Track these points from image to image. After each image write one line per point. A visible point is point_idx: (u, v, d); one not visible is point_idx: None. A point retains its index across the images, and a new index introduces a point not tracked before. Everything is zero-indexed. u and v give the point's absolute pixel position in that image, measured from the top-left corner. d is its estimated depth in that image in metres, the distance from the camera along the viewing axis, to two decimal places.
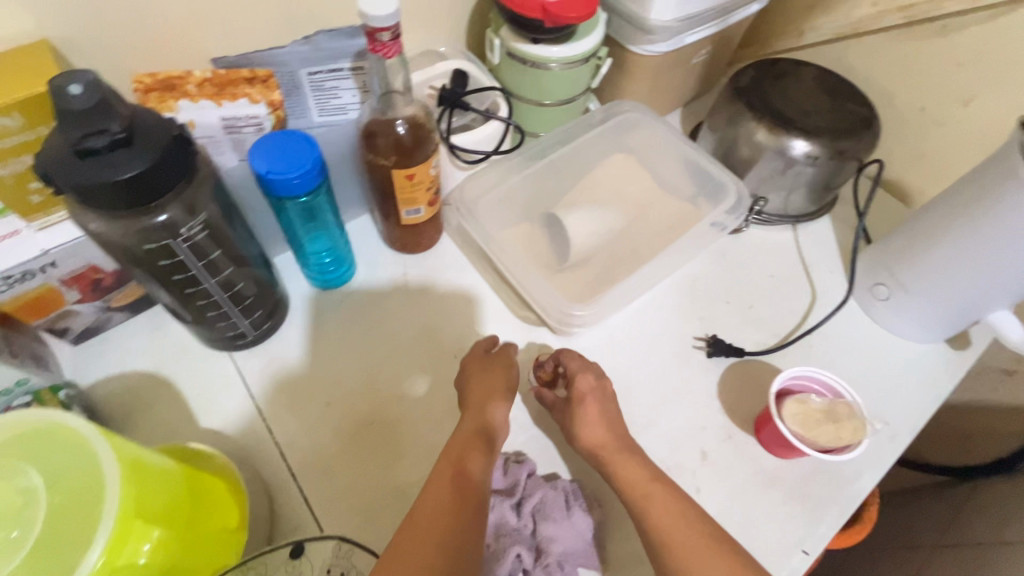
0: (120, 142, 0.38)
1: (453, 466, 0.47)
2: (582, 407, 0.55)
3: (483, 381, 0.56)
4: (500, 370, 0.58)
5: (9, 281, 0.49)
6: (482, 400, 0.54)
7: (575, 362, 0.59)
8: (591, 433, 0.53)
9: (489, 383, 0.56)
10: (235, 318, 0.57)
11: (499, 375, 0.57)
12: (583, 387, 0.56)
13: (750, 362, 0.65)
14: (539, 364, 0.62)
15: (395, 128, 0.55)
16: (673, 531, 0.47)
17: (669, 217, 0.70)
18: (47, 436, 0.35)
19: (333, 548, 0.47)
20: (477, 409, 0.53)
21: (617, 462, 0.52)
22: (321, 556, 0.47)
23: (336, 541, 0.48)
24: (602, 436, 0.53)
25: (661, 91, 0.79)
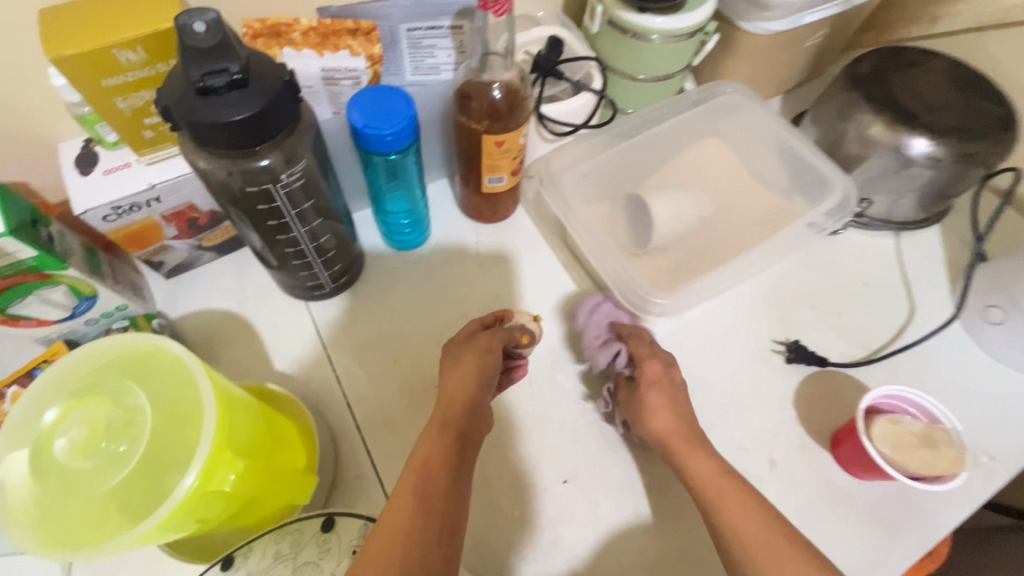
0: (236, 83, 0.38)
1: (418, 471, 0.43)
2: (650, 394, 0.54)
3: (461, 368, 0.50)
4: (482, 345, 0.52)
5: (119, 212, 0.51)
6: (461, 392, 0.49)
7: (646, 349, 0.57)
8: (658, 420, 0.52)
9: (467, 367, 0.50)
10: (316, 269, 0.58)
11: (481, 353, 0.52)
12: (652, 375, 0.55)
13: (834, 373, 0.61)
14: (518, 329, 0.57)
15: (491, 91, 0.54)
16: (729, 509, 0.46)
17: (761, 211, 0.66)
18: (151, 358, 0.37)
19: (360, 528, 0.46)
20: (451, 400, 0.48)
21: (688, 455, 0.50)
22: (349, 534, 0.46)
23: (364, 521, 0.47)
24: (670, 426, 0.52)
25: (765, 74, 0.73)
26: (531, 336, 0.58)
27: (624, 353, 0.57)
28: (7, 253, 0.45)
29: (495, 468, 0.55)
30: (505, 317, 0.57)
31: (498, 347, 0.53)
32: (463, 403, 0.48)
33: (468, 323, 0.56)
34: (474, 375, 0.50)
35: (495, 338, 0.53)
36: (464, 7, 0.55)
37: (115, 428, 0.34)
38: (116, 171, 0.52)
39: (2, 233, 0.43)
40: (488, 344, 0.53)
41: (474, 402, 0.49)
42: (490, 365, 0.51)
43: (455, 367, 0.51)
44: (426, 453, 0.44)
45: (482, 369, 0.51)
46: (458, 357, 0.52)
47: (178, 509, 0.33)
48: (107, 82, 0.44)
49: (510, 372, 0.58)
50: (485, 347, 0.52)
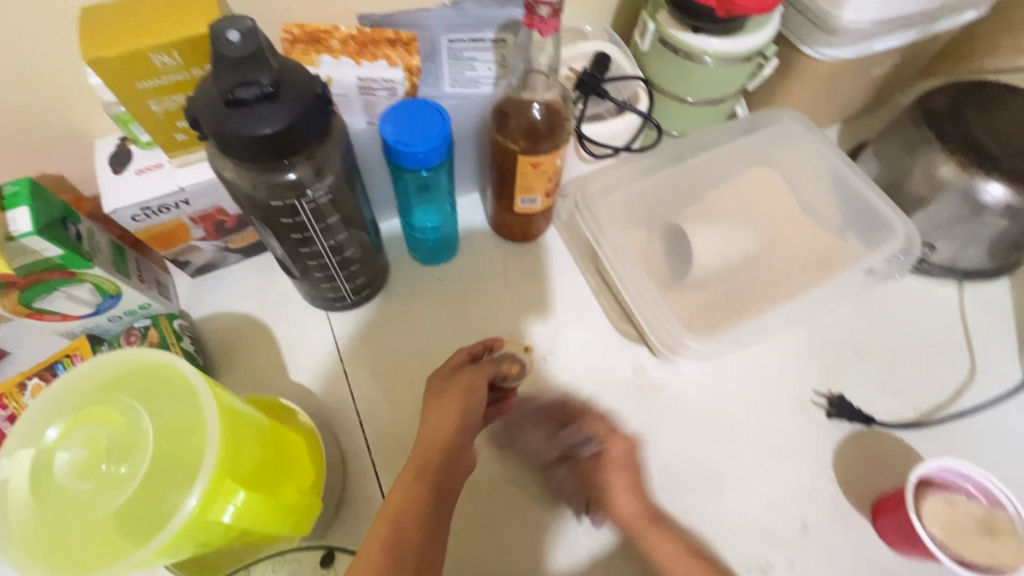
0: (267, 96, 0.37)
1: (389, 527, 0.40)
2: (615, 475, 0.52)
3: (441, 408, 0.48)
4: (465, 383, 0.50)
5: (147, 212, 0.51)
6: (438, 436, 0.46)
7: (605, 426, 0.55)
8: (623, 504, 0.51)
9: (448, 409, 0.48)
10: (339, 281, 0.57)
11: (466, 390, 0.49)
12: (618, 454, 0.53)
13: (880, 434, 0.56)
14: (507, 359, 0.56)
15: (530, 111, 0.51)
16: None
17: (809, 250, 0.61)
18: (161, 375, 0.36)
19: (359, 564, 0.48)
20: (429, 445, 0.46)
21: (648, 536, 0.50)
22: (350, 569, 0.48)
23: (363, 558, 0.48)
24: (635, 508, 0.51)
25: (825, 102, 0.68)
26: (521, 364, 0.59)
27: (583, 431, 0.55)
28: (34, 252, 0.45)
29: (507, 504, 0.53)
30: (495, 345, 0.56)
31: (483, 383, 0.51)
32: (441, 456, 0.46)
33: (454, 355, 0.54)
34: (455, 417, 0.47)
35: (479, 375, 0.51)
36: (509, 20, 0.53)
37: (116, 449, 0.33)
38: (148, 171, 0.51)
39: (30, 232, 0.43)
40: (473, 381, 0.50)
41: (451, 450, 0.46)
42: (473, 405, 0.49)
43: (437, 407, 0.48)
44: (399, 502, 0.42)
45: (463, 412, 0.48)
46: (440, 396, 0.49)
47: (180, 534, 0.32)
48: (143, 85, 0.44)
49: (499, 404, 0.56)
50: (469, 386, 0.50)
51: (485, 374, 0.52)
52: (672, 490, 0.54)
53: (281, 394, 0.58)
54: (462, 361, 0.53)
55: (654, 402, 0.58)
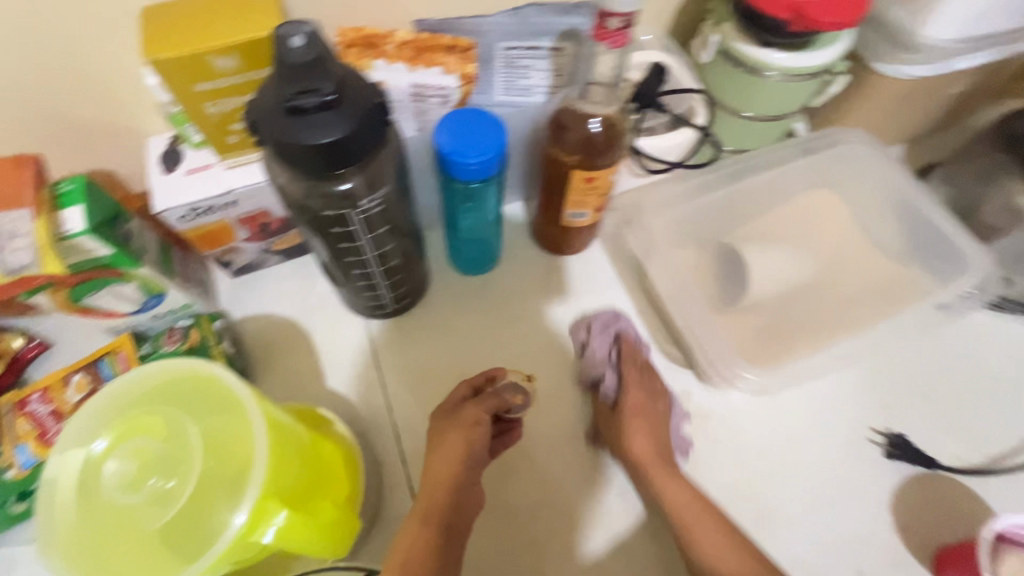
0: (328, 104, 0.36)
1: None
2: (631, 421, 0.52)
3: (446, 445, 0.49)
4: (468, 418, 0.51)
5: (196, 212, 0.51)
6: (444, 475, 0.48)
7: (634, 373, 0.55)
8: (636, 444, 0.51)
9: (451, 446, 0.49)
10: (381, 290, 0.56)
11: (468, 426, 0.50)
12: (635, 401, 0.53)
13: (943, 480, 0.53)
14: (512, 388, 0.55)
15: (588, 124, 0.49)
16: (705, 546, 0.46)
17: (871, 279, 0.58)
18: (211, 388, 0.35)
19: None
20: (435, 485, 0.47)
21: (656, 474, 0.50)
22: None
23: None
24: (646, 449, 0.51)
25: (893, 120, 0.64)
26: (525, 394, 0.55)
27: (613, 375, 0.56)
28: (85, 251, 0.44)
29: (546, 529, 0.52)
30: (497, 375, 0.55)
31: (486, 417, 0.51)
32: (445, 496, 0.47)
33: (456, 389, 0.55)
34: (459, 454, 0.49)
35: (481, 410, 0.52)
36: (568, 28, 0.51)
37: (165, 464, 0.33)
38: (198, 172, 0.51)
39: (83, 231, 0.43)
40: (476, 416, 0.51)
41: (458, 491, 0.47)
42: (476, 441, 0.50)
43: (441, 446, 0.50)
44: (405, 552, 0.43)
45: (467, 450, 0.49)
46: (444, 432, 0.51)
47: (227, 552, 0.31)
48: (200, 87, 0.43)
49: (504, 436, 0.55)
50: (472, 422, 0.50)
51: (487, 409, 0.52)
52: None
53: (318, 401, 0.58)
54: (465, 394, 0.54)
55: (699, 432, 0.55)
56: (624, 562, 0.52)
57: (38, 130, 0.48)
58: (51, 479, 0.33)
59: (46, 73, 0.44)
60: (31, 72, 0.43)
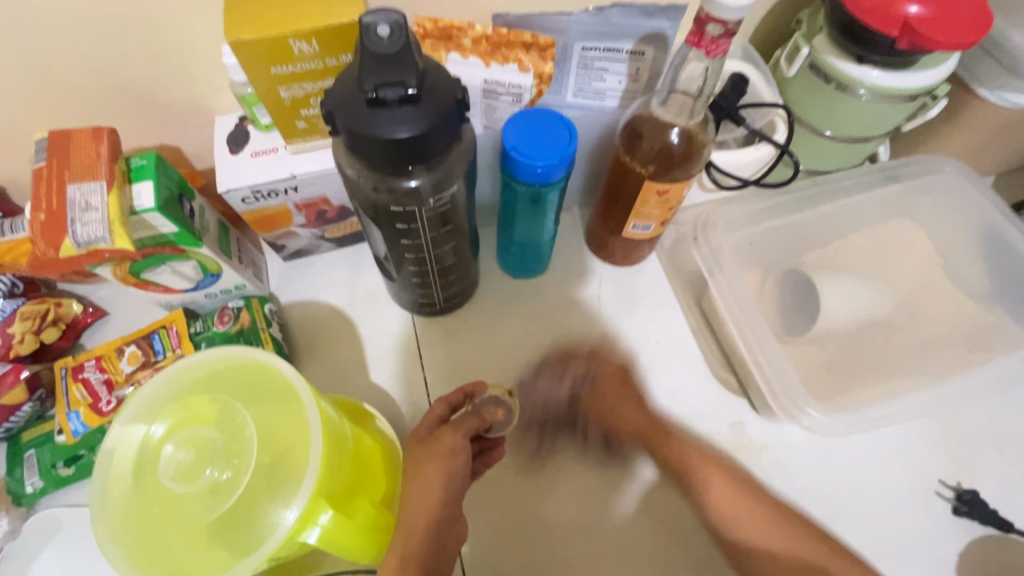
0: (409, 98, 0.34)
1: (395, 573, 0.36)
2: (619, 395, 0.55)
3: (420, 481, 0.41)
4: (446, 445, 0.43)
5: (258, 195, 0.50)
6: (417, 515, 0.39)
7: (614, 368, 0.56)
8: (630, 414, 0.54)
9: (427, 482, 0.41)
10: (434, 288, 0.55)
11: (446, 455, 0.42)
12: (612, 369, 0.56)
13: (1019, 544, 0.49)
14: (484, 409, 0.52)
15: (668, 134, 0.47)
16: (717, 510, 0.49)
17: (950, 319, 0.54)
18: (268, 380, 0.35)
19: None
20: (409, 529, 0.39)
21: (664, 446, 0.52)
22: None
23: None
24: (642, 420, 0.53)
25: (989, 151, 0.60)
26: (507, 410, 0.54)
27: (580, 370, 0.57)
28: (152, 227, 0.44)
29: (584, 552, 0.50)
30: (476, 390, 0.51)
31: (466, 442, 0.44)
32: (423, 534, 0.38)
33: (432, 409, 0.48)
34: (437, 490, 0.40)
35: (460, 434, 0.44)
36: (652, 32, 0.46)
37: (219, 455, 0.32)
38: (263, 154, 0.50)
39: (152, 208, 0.43)
40: (454, 443, 0.43)
41: (438, 524, 0.39)
42: (456, 471, 0.42)
43: (414, 480, 0.41)
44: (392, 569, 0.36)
45: (447, 484, 0.41)
46: (419, 464, 0.42)
47: (276, 550, 0.30)
48: (275, 70, 0.42)
49: (486, 455, 0.50)
50: (451, 449, 0.43)
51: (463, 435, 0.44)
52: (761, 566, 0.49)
53: (359, 394, 0.57)
54: (443, 415, 0.48)
55: (751, 465, 0.52)
56: None
57: (113, 101, 0.48)
58: (106, 461, 0.33)
59: (127, 45, 0.44)
60: (112, 43, 0.44)
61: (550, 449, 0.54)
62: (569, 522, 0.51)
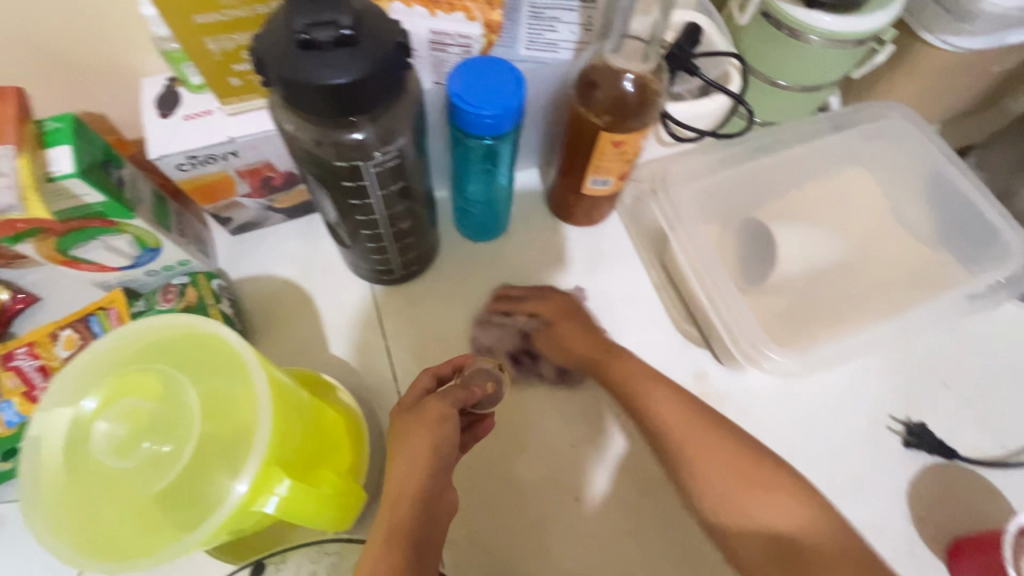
0: (344, 40, 0.32)
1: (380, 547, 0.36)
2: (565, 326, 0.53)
3: (406, 449, 0.40)
4: (432, 415, 0.41)
5: (193, 161, 0.47)
6: (408, 490, 0.38)
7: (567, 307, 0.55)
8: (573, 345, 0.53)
9: (416, 453, 0.39)
10: (390, 254, 0.53)
11: (435, 423, 0.41)
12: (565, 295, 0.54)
13: (963, 471, 0.51)
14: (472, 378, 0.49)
15: (622, 81, 0.47)
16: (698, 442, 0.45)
17: (901, 263, 0.56)
18: (211, 349, 0.33)
19: None
20: (396, 505, 0.38)
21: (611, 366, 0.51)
22: None
23: None
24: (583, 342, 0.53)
25: (935, 98, 0.61)
26: (496, 383, 0.50)
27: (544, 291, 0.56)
28: (74, 197, 0.41)
29: (556, 507, 0.51)
30: (465, 363, 0.49)
31: (455, 411, 0.42)
32: (410, 511, 0.38)
33: (417, 379, 0.46)
34: (424, 456, 0.39)
35: (449, 403, 0.42)
36: None
37: (160, 426, 0.30)
38: (196, 118, 0.47)
39: (72, 173, 0.39)
40: (442, 412, 0.41)
41: (426, 503, 0.39)
42: (444, 442, 0.40)
43: (402, 449, 0.40)
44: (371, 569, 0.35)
45: (435, 453, 0.40)
46: (405, 432, 0.41)
47: (226, 520, 0.29)
48: (200, 19, 0.39)
49: (474, 427, 0.49)
50: (439, 416, 0.41)
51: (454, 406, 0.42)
52: None
53: (319, 367, 0.55)
54: (428, 386, 0.45)
55: None
56: (634, 540, 0.50)
57: (23, 63, 0.44)
58: (37, 438, 0.30)
59: None
60: None
61: (518, 411, 0.54)
62: (540, 481, 0.51)
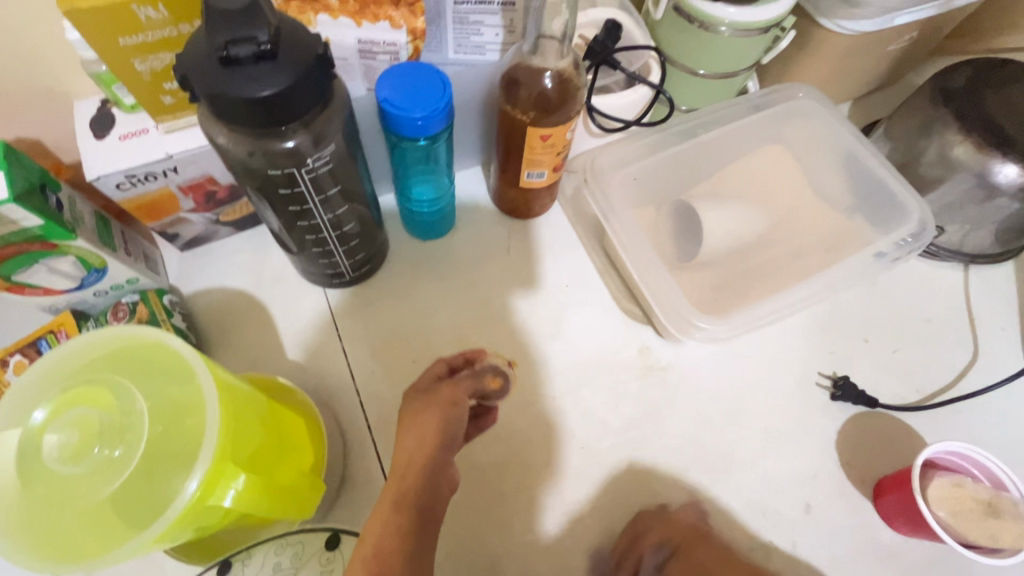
0: (265, 54, 0.34)
1: (392, 505, 0.42)
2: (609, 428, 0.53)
3: (418, 428, 0.46)
4: (444, 398, 0.48)
5: (134, 180, 0.48)
6: (416, 455, 0.45)
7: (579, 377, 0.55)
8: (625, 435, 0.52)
9: (427, 427, 0.46)
10: (338, 257, 0.55)
11: (446, 405, 0.48)
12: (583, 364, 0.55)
13: (883, 417, 0.56)
14: (485, 370, 0.54)
15: (542, 79, 0.49)
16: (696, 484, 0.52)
17: (820, 233, 0.60)
18: (156, 356, 0.34)
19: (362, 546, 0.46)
20: (406, 470, 0.44)
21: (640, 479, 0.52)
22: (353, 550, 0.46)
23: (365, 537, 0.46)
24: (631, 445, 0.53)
25: (839, 79, 0.66)
26: (505, 379, 0.55)
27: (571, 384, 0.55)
28: (11, 222, 0.42)
29: (516, 486, 0.53)
30: (477, 357, 0.54)
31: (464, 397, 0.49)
32: (417, 475, 0.44)
33: (434, 367, 0.52)
34: (432, 435, 0.46)
35: (459, 390, 0.49)
36: None
37: (108, 432, 0.31)
38: (133, 137, 0.48)
39: (6, 199, 0.40)
40: (453, 396, 0.49)
41: (431, 470, 0.44)
42: (453, 420, 0.47)
43: (416, 423, 0.47)
44: (381, 528, 0.40)
45: (444, 430, 0.46)
46: (418, 411, 0.47)
47: (181, 513, 0.31)
48: (126, 40, 0.40)
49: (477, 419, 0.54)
50: (450, 401, 0.48)
51: (464, 395, 0.49)
52: (677, 473, 0.54)
53: (277, 373, 0.56)
54: (442, 373, 0.51)
55: (658, 385, 0.57)
56: (591, 511, 0.52)
57: None
58: None
59: None
60: None
61: None
62: (500, 463, 0.54)
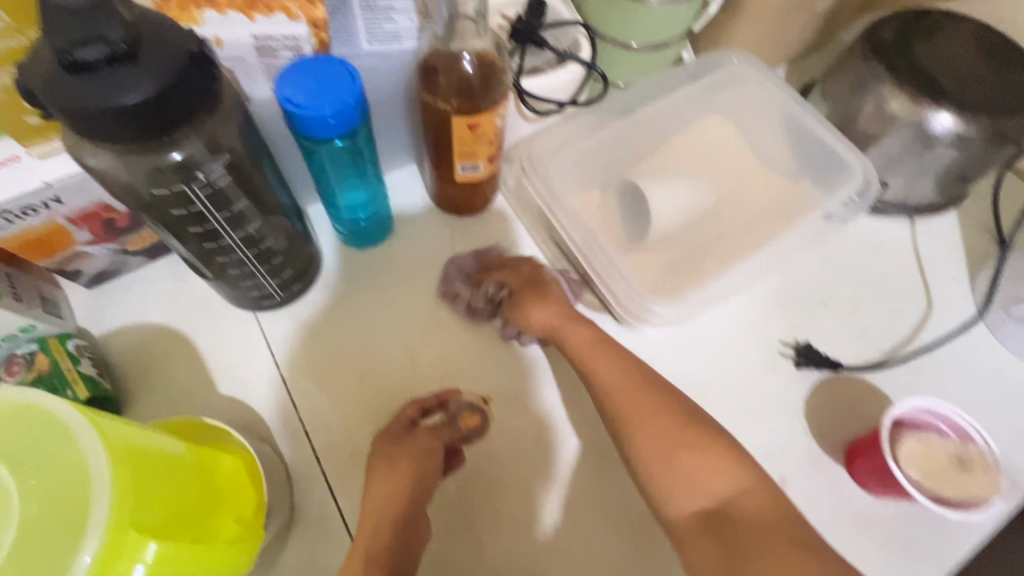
0: (121, 57, 0.29)
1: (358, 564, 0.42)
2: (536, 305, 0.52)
3: (390, 478, 0.46)
4: (420, 447, 0.48)
5: (7, 216, 0.42)
6: (387, 514, 0.45)
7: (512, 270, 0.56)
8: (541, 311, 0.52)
9: (396, 482, 0.46)
10: (262, 279, 0.50)
11: (420, 455, 0.47)
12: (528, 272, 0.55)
13: (848, 379, 0.55)
14: (461, 411, 0.52)
15: (461, 64, 0.46)
16: (649, 424, 0.45)
17: (767, 199, 0.59)
18: (26, 421, 0.29)
19: None
20: (374, 529, 0.44)
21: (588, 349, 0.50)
22: None
23: None
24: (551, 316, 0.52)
25: (772, 42, 0.65)
26: (483, 417, 0.52)
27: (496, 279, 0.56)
28: None
29: (483, 500, 0.50)
30: (450, 398, 0.52)
31: (438, 446, 0.49)
32: (388, 534, 0.44)
33: (405, 409, 0.51)
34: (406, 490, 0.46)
35: (434, 437, 0.49)
36: None
37: None
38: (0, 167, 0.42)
39: None
40: (428, 444, 0.48)
41: (399, 529, 0.45)
42: (425, 473, 0.47)
43: (388, 473, 0.47)
44: None
45: (415, 481, 0.46)
46: (389, 462, 0.47)
47: None
48: None
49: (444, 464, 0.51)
50: (424, 451, 0.48)
51: (438, 444, 0.49)
52: None
53: (210, 411, 0.51)
54: (414, 417, 0.50)
55: None
56: (563, 516, 0.50)
57: None
58: None
59: None
60: None
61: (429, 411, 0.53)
62: (462, 478, 0.50)
